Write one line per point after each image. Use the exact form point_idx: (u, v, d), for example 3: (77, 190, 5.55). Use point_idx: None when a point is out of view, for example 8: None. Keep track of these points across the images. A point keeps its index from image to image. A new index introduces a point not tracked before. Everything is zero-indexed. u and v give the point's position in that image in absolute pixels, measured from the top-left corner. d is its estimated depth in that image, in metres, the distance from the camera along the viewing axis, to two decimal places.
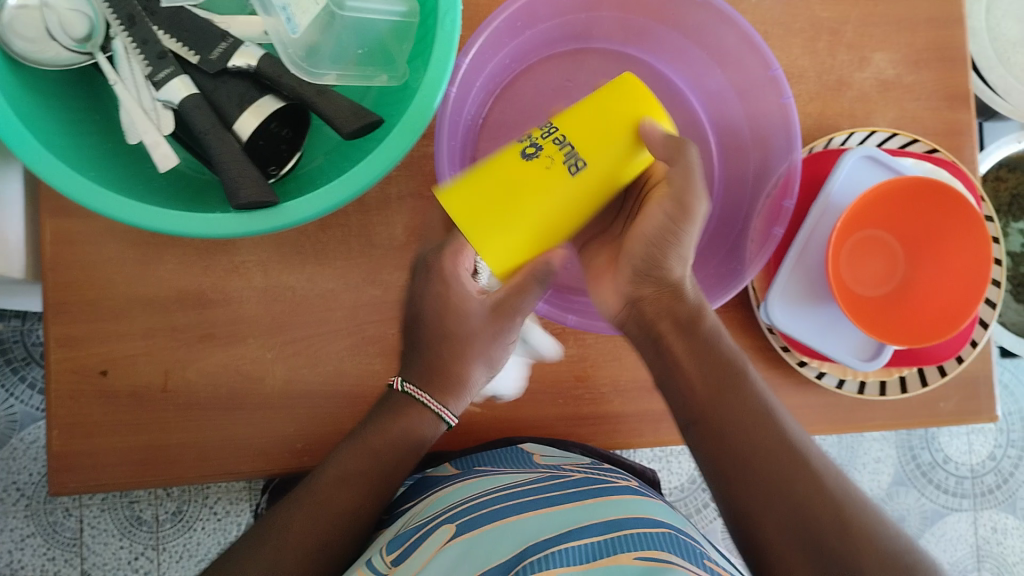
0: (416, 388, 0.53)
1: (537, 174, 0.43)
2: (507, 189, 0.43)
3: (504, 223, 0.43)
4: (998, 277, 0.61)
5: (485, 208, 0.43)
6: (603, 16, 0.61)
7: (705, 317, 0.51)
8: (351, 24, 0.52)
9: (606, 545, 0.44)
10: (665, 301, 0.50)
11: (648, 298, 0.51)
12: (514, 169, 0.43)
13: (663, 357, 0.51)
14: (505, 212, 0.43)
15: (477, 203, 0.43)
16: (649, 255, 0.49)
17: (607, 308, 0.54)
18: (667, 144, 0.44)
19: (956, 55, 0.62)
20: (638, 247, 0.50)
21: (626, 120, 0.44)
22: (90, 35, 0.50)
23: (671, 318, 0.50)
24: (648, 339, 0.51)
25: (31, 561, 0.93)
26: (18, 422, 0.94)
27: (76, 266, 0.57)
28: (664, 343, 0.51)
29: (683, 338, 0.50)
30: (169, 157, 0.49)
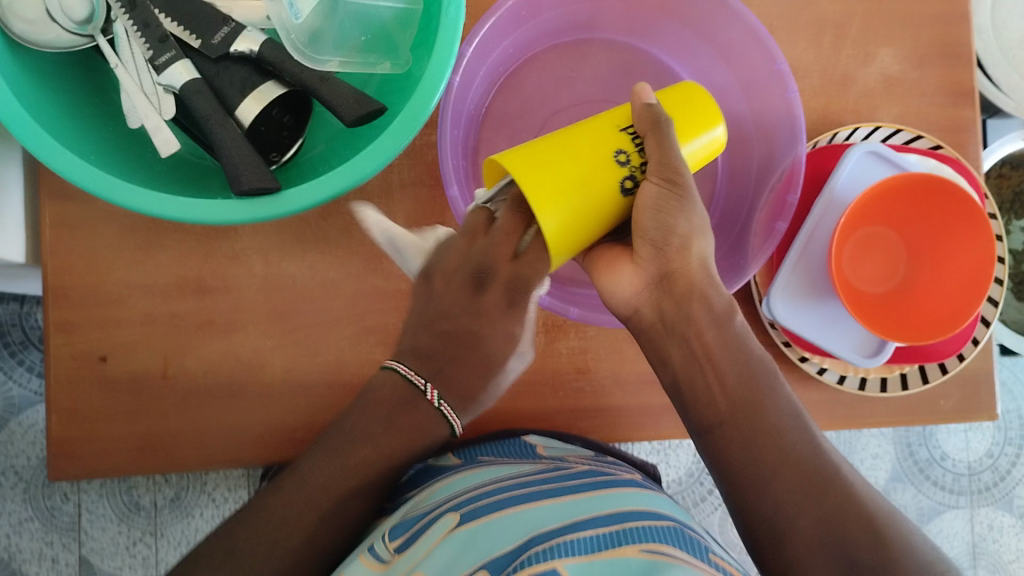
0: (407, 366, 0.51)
1: (600, 152, 0.44)
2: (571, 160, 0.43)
3: (572, 191, 0.43)
4: (1001, 275, 0.61)
5: (547, 175, 0.43)
6: (606, 7, 0.60)
7: (734, 309, 0.49)
8: (354, 11, 0.52)
9: (614, 537, 0.44)
10: (697, 282, 0.47)
11: (679, 275, 0.47)
12: (577, 143, 0.44)
13: (693, 351, 0.48)
14: (570, 189, 0.43)
15: (540, 169, 0.43)
16: (659, 224, 0.45)
17: (626, 295, 0.49)
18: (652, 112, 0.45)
19: (962, 51, 0.62)
20: (644, 220, 0.45)
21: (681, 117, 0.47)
22: (91, 17, 0.49)
23: (703, 304, 0.47)
24: (673, 330, 0.48)
25: (29, 544, 0.93)
26: (16, 406, 0.94)
27: (76, 251, 0.57)
28: (694, 331, 0.47)
29: (715, 328, 0.47)
30: (170, 143, 0.49)
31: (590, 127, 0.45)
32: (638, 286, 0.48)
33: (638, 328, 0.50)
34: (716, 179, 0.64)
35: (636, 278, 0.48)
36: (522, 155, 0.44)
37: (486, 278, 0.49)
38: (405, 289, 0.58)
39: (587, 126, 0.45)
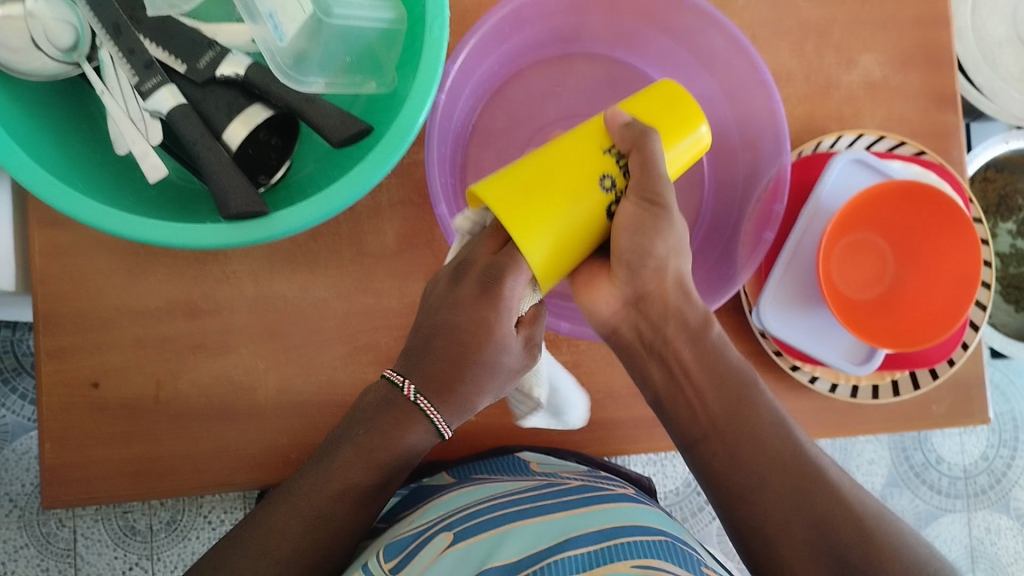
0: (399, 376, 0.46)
1: (583, 173, 0.44)
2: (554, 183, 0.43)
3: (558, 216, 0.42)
4: (988, 278, 0.61)
5: (529, 199, 0.42)
6: (591, 19, 0.61)
7: (710, 323, 0.51)
8: (338, 31, 0.51)
9: (602, 554, 0.44)
10: (674, 303, 0.49)
11: (654, 297, 0.49)
12: (559, 165, 0.44)
13: (671, 372, 0.50)
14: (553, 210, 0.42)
15: (522, 196, 0.42)
16: (637, 246, 0.45)
17: (603, 313, 0.50)
18: (633, 131, 0.45)
19: (942, 57, 0.62)
20: (621, 242, 0.45)
21: (661, 124, 0.47)
22: (76, 45, 0.50)
23: (678, 323, 0.50)
24: (650, 349, 0.51)
25: (25, 572, 0.93)
26: (10, 432, 0.94)
27: (66, 277, 0.57)
28: (670, 350, 0.50)
29: (691, 345, 0.50)
30: (158, 169, 0.49)
31: (571, 146, 0.45)
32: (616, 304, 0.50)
33: (616, 342, 0.52)
34: (703, 190, 0.65)
35: (614, 296, 0.49)
36: (501, 180, 0.43)
37: (465, 270, 0.46)
38: (396, 307, 0.59)
39: (566, 145, 0.45)
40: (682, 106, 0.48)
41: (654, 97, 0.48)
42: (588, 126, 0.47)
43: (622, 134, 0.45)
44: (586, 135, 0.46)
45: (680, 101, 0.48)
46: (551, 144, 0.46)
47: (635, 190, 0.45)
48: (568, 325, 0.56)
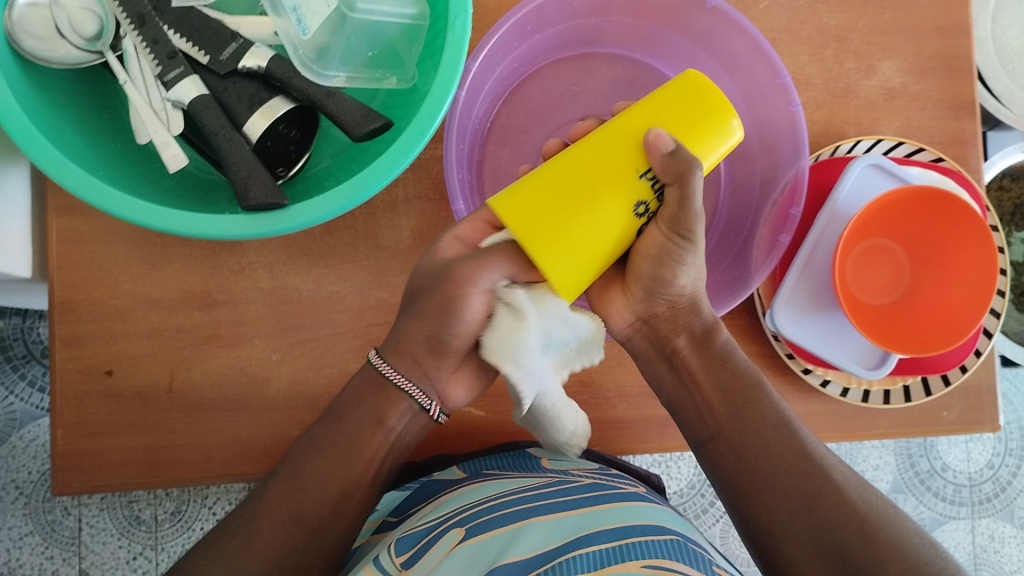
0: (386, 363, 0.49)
1: (615, 202, 0.42)
2: (584, 218, 0.42)
3: (586, 254, 0.42)
4: (1003, 287, 0.61)
5: (558, 237, 0.41)
6: (611, 21, 0.61)
7: (719, 328, 0.53)
8: (362, 27, 0.52)
9: (618, 552, 0.44)
10: (683, 319, 0.52)
11: (663, 317, 0.53)
12: (591, 192, 0.42)
13: (679, 376, 0.53)
14: (581, 248, 0.42)
15: (552, 229, 0.41)
16: (656, 275, 0.48)
17: (617, 327, 0.54)
18: (677, 165, 0.42)
19: (962, 64, 0.62)
20: (644, 267, 0.48)
21: (695, 131, 0.44)
22: (100, 34, 0.50)
23: (688, 334, 0.53)
24: (663, 357, 0.54)
25: (29, 559, 0.93)
26: (18, 420, 0.94)
27: (82, 265, 0.57)
28: (679, 359, 0.53)
29: (697, 352, 0.53)
30: (178, 158, 0.49)
31: (604, 162, 0.43)
32: (628, 318, 0.54)
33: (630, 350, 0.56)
34: (720, 190, 0.64)
35: (627, 313, 0.53)
36: (528, 201, 0.42)
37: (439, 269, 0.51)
38: None
39: (598, 159, 0.43)
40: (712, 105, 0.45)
41: (688, 95, 0.45)
42: (625, 130, 0.44)
43: (665, 163, 0.42)
44: (622, 149, 0.43)
45: (714, 104, 0.45)
46: (584, 156, 0.43)
47: (667, 223, 0.45)
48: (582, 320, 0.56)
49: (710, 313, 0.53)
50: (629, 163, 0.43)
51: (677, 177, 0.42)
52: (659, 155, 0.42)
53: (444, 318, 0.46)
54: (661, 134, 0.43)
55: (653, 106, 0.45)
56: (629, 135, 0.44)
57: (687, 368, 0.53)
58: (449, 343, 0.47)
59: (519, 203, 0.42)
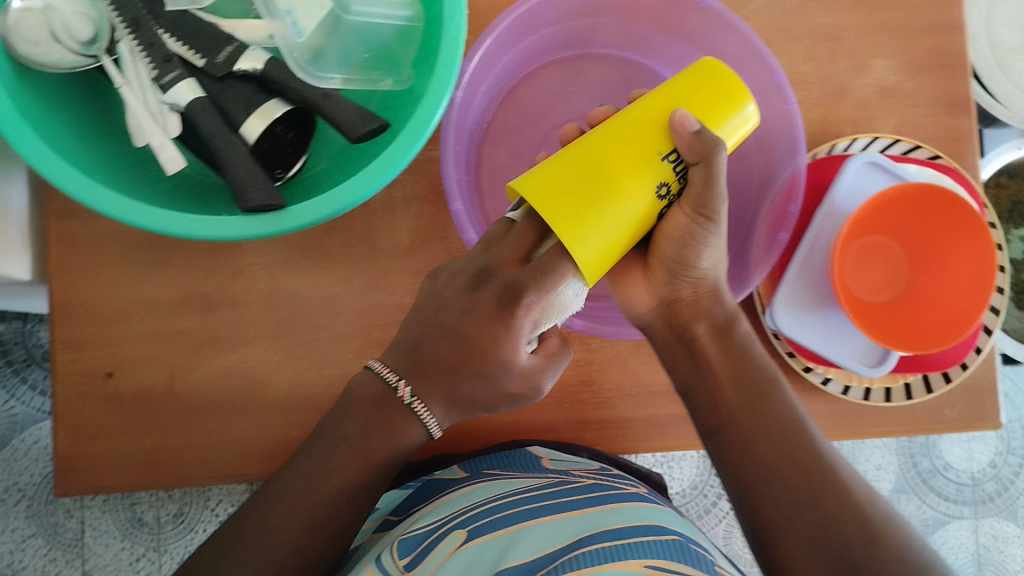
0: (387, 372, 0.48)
1: (638, 180, 0.43)
2: (613, 195, 0.42)
3: (609, 230, 0.42)
4: (1002, 283, 0.61)
5: (589, 214, 0.41)
6: (604, 22, 0.61)
7: (738, 320, 0.53)
8: (357, 29, 0.52)
9: (620, 550, 0.44)
10: (706, 306, 0.52)
11: (686, 301, 0.52)
12: (614, 168, 0.42)
13: (695, 363, 0.52)
14: (611, 224, 0.42)
15: (572, 205, 0.41)
16: (679, 256, 0.48)
17: (639, 310, 0.55)
18: (702, 141, 0.43)
19: (957, 61, 0.62)
20: (667, 248, 0.49)
21: (713, 110, 0.46)
22: (95, 38, 0.50)
23: (708, 321, 0.52)
24: (681, 343, 0.53)
25: (32, 562, 0.93)
26: (19, 423, 0.94)
27: (82, 268, 0.57)
28: (699, 348, 0.52)
29: (717, 341, 0.52)
30: (176, 160, 0.49)
31: (627, 141, 0.43)
32: (649, 302, 0.54)
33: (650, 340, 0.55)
34: None
35: (649, 295, 0.54)
36: (547, 178, 0.42)
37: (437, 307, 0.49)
38: (409, 304, 0.59)
39: (622, 137, 0.43)
40: (730, 90, 0.46)
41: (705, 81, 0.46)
42: (646, 113, 0.44)
43: (689, 145, 0.44)
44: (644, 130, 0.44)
45: (733, 91, 0.46)
46: (604, 136, 0.43)
47: (692, 205, 0.46)
48: (582, 322, 0.56)
49: (730, 305, 0.53)
50: (653, 144, 0.43)
51: (704, 153, 0.43)
52: (684, 135, 0.44)
53: (476, 372, 0.47)
54: (685, 117, 0.44)
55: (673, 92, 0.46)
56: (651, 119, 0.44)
57: (704, 356, 0.52)
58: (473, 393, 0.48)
59: (539, 181, 0.42)
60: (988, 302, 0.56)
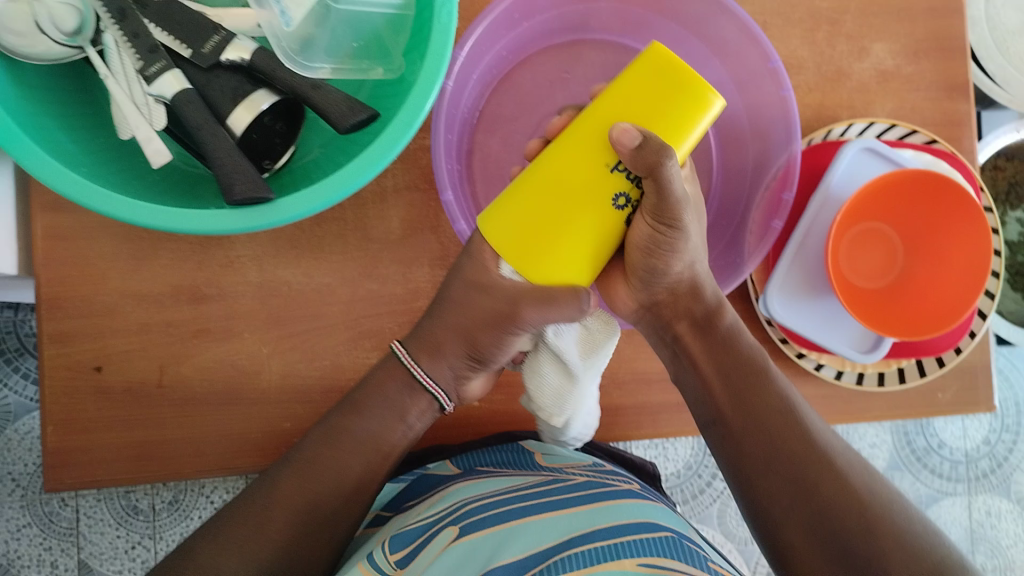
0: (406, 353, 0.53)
1: (590, 201, 0.43)
2: (558, 222, 0.43)
3: (568, 254, 0.43)
4: (997, 268, 0.61)
5: (538, 246, 0.43)
6: (599, 6, 0.60)
7: (722, 311, 0.53)
8: (346, 17, 0.51)
9: (613, 550, 0.44)
10: (683, 304, 0.53)
11: (665, 302, 0.53)
12: (560, 197, 0.42)
13: (679, 357, 0.54)
14: (562, 249, 0.43)
15: (526, 239, 0.44)
16: (648, 266, 0.48)
17: (625, 307, 0.55)
18: (638, 159, 0.41)
19: (956, 44, 0.62)
20: (637, 260, 0.49)
21: (657, 106, 0.42)
22: (80, 28, 0.49)
23: (688, 319, 0.53)
24: (665, 340, 0.54)
25: (28, 551, 0.93)
26: (12, 413, 0.94)
27: (69, 262, 0.56)
28: (681, 344, 0.53)
29: (699, 339, 0.53)
30: (162, 153, 0.48)
31: (574, 162, 0.43)
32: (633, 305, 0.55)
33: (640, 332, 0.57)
34: (711, 175, 0.64)
35: (631, 299, 0.54)
36: (502, 213, 0.44)
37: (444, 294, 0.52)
38: (401, 294, 0.58)
39: (568, 158, 0.43)
40: (684, 78, 0.42)
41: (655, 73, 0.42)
42: (590, 124, 0.43)
43: (631, 159, 0.41)
44: (589, 144, 0.43)
45: (682, 77, 0.42)
46: (554, 157, 0.43)
47: (649, 215, 0.45)
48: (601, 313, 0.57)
49: (716, 295, 0.53)
50: (599, 160, 0.42)
51: (644, 170, 0.41)
52: (623, 150, 0.41)
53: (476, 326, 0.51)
54: (626, 129, 0.41)
55: (625, 92, 0.43)
56: (597, 129, 0.43)
57: (689, 353, 0.53)
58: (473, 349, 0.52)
59: (500, 219, 0.44)
60: (977, 295, 0.56)
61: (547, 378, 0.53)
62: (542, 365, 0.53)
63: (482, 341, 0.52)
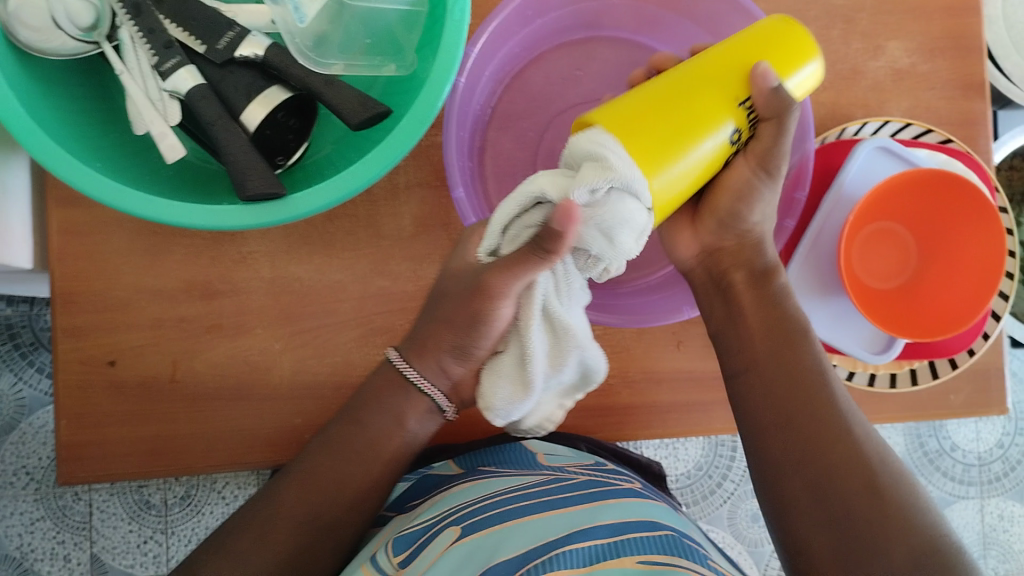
0: (407, 367, 0.51)
1: (716, 129, 0.43)
2: (690, 127, 0.42)
3: (683, 173, 0.42)
4: (1011, 269, 0.60)
5: (666, 142, 0.41)
6: (614, 4, 0.60)
7: (777, 271, 0.54)
8: (360, 14, 0.51)
9: (613, 548, 0.45)
10: (745, 254, 0.54)
11: (728, 250, 0.55)
12: (696, 108, 0.43)
13: (729, 307, 0.54)
14: (683, 155, 0.42)
15: (652, 137, 0.41)
16: (733, 209, 0.52)
17: (683, 256, 0.57)
18: (777, 100, 0.45)
19: (972, 43, 0.61)
20: (723, 201, 0.52)
21: (782, 58, 0.47)
22: (96, 24, 0.49)
23: (745, 270, 0.54)
24: (717, 289, 0.55)
25: (41, 544, 0.94)
26: (26, 407, 0.94)
27: (82, 256, 0.57)
28: (733, 292, 0.54)
29: (751, 288, 0.54)
30: (176, 148, 0.48)
31: (707, 91, 0.44)
32: (693, 250, 0.56)
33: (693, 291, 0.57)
34: None
35: (694, 243, 0.56)
36: (621, 112, 0.42)
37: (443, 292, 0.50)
38: (413, 291, 0.58)
39: (698, 84, 0.44)
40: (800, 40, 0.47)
41: (782, 37, 0.47)
42: (722, 61, 0.45)
43: (764, 98, 0.45)
44: (726, 77, 0.44)
45: (801, 39, 0.47)
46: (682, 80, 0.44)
47: (757, 156, 0.49)
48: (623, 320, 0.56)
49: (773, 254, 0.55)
50: (729, 93, 0.44)
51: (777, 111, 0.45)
52: (765, 86, 0.45)
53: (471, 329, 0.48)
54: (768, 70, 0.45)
55: (749, 39, 0.46)
56: (730, 67, 0.45)
57: (738, 300, 0.54)
58: (468, 350, 0.49)
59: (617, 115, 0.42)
60: (990, 296, 0.55)
61: (505, 379, 0.49)
62: (503, 367, 0.49)
63: (459, 327, 0.49)
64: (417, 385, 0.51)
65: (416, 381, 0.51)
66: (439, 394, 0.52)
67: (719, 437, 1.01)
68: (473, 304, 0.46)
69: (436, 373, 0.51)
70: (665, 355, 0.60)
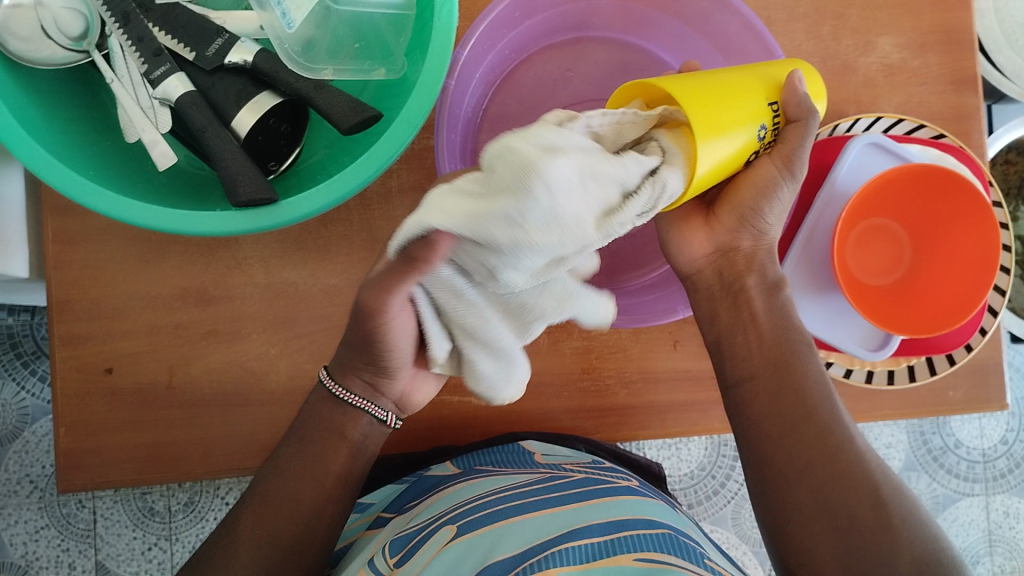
0: (338, 388, 0.49)
1: (751, 119, 0.44)
2: (731, 109, 0.43)
3: (719, 154, 0.42)
4: (1007, 263, 0.60)
5: (714, 115, 0.41)
6: (604, 4, 0.60)
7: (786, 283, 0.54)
8: (347, 18, 0.52)
9: (608, 546, 0.45)
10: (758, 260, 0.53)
11: (743, 252, 0.53)
12: (735, 94, 0.43)
13: (739, 311, 0.53)
14: (724, 132, 0.42)
15: (702, 106, 0.41)
16: (755, 207, 0.49)
17: (694, 256, 0.53)
18: (801, 107, 0.47)
19: (963, 38, 0.61)
20: (745, 197, 0.49)
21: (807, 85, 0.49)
22: (86, 33, 0.50)
23: (759, 275, 0.53)
24: (727, 292, 0.53)
25: (46, 553, 0.94)
26: (29, 416, 0.95)
27: (78, 264, 0.57)
28: (744, 297, 0.53)
29: (764, 295, 0.53)
30: (168, 155, 0.49)
31: (745, 88, 0.45)
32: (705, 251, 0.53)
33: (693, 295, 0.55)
34: None
35: (708, 243, 0.53)
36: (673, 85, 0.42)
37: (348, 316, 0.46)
38: None
39: (738, 81, 0.45)
40: (812, 77, 0.50)
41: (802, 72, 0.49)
42: (759, 72, 0.47)
43: (793, 101, 0.47)
44: (761, 82, 0.46)
45: (811, 73, 0.50)
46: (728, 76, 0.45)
47: (783, 157, 0.47)
48: None
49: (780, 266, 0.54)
50: (762, 94, 0.45)
51: (799, 117, 0.47)
52: (794, 93, 0.47)
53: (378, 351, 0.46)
54: (800, 81, 0.47)
55: (780, 65, 0.48)
56: (765, 77, 0.46)
57: (749, 306, 0.53)
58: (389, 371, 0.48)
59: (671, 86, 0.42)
60: (986, 290, 0.55)
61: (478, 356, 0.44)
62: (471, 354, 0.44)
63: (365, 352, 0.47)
64: (354, 403, 0.50)
65: (348, 399, 0.50)
66: (386, 411, 0.51)
67: (722, 437, 1.01)
68: (359, 327, 0.44)
69: (364, 392, 0.50)
70: (660, 355, 0.60)
